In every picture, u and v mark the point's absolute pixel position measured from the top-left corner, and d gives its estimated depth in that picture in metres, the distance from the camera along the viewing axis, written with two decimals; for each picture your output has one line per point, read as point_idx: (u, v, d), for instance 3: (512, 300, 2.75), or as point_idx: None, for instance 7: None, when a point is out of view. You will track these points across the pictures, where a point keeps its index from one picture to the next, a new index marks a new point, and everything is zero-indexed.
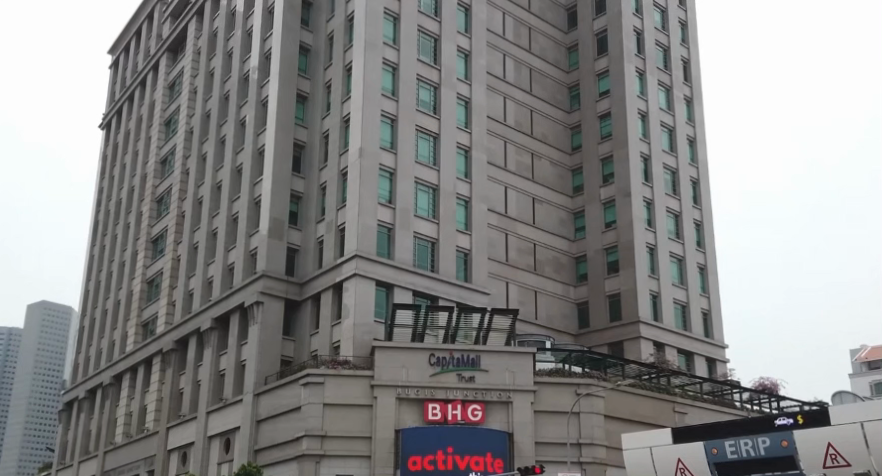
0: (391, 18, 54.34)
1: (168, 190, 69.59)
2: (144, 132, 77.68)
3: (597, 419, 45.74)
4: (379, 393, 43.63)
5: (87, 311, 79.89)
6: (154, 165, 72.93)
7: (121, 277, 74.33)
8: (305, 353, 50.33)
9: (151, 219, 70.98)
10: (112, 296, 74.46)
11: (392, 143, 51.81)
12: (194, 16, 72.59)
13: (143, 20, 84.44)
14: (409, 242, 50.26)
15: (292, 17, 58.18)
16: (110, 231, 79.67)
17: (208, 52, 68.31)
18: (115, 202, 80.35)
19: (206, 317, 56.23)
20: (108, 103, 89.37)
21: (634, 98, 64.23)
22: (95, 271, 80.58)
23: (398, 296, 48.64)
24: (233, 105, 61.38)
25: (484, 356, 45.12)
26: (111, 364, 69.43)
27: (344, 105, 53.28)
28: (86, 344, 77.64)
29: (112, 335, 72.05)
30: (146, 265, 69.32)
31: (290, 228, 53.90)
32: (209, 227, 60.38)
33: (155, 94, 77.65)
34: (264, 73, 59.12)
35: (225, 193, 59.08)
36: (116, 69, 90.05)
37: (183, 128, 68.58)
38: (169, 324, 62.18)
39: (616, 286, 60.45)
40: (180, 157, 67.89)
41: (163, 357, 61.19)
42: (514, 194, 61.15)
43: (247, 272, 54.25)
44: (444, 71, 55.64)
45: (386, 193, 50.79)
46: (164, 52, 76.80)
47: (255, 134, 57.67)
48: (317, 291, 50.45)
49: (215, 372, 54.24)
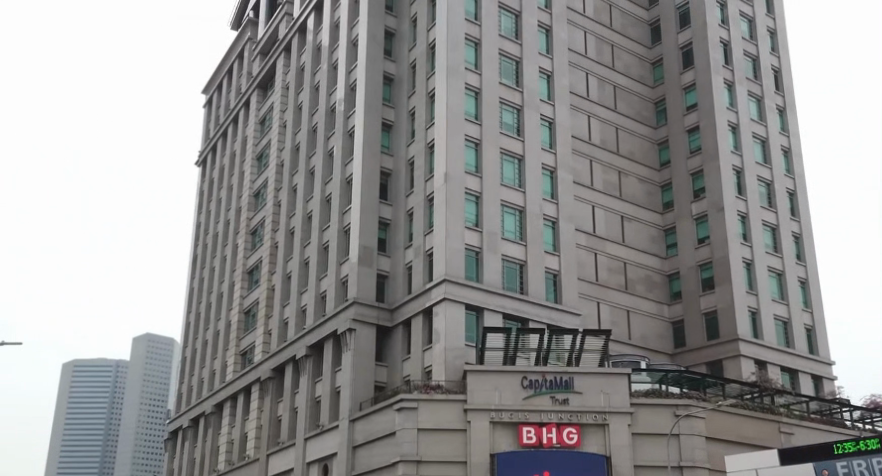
0: (472, 43, 54.84)
1: (262, 222, 71.51)
2: (238, 167, 80.10)
3: (698, 440, 44.53)
4: (473, 418, 43.52)
5: (188, 342, 82.45)
6: (247, 198, 75.14)
7: (219, 308, 76.52)
8: (398, 379, 50.68)
9: (246, 250, 73.01)
10: (212, 327, 76.69)
11: (477, 167, 52.04)
12: (282, 52, 74.78)
13: (234, 59, 87.44)
14: (497, 265, 50.24)
15: (375, 48, 59.32)
16: (208, 263, 82.21)
17: (296, 87, 70.17)
18: (212, 235, 82.96)
19: (301, 345, 57.31)
20: (203, 141, 92.57)
21: (724, 110, 62.90)
22: (195, 303, 83.21)
23: (488, 320, 48.61)
24: (321, 136, 62.81)
25: (577, 377, 44.62)
26: (213, 393, 71.38)
27: (428, 132, 53.90)
28: (188, 374, 80.09)
29: (213, 364, 74.14)
30: (243, 296, 71.22)
31: (379, 255, 54.64)
32: (301, 256, 61.71)
33: (247, 130, 80.09)
34: (350, 104, 60.35)
35: (316, 223, 60.34)
36: (209, 107, 93.37)
37: (275, 161, 70.50)
38: (266, 352, 63.63)
39: (713, 303, 58.98)
40: (272, 189, 69.74)
41: (261, 385, 62.58)
42: (602, 213, 60.55)
43: (339, 300, 55.15)
44: (527, 93, 55.70)
45: (473, 217, 50.98)
46: (255, 89, 79.23)
47: (343, 164, 58.82)
48: (407, 316, 50.84)
49: (312, 399, 55.13)
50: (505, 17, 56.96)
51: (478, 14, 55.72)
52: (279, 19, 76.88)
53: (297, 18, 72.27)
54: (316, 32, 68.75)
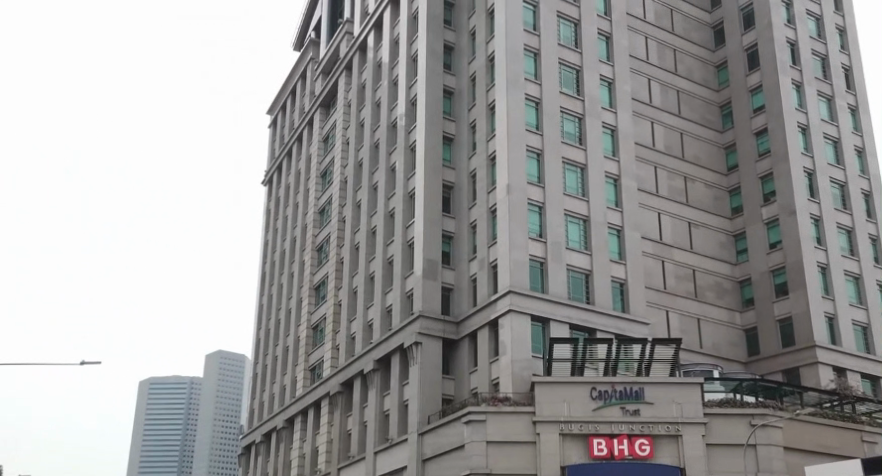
0: (531, 54, 54.73)
1: (327, 238, 72.38)
2: (303, 185, 81.28)
3: (775, 451, 43.33)
4: (542, 430, 43.14)
5: (259, 358, 83.74)
6: (313, 215, 76.18)
7: (288, 324, 77.57)
8: (466, 391, 50.58)
9: (313, 267, 73.96)
10: (282, 343, 77.75)
11: (539, 178, 51.80)
12: (343, 70, 75.79)
13: (297, 79, 88.93)
14: (563, 275, 49.86)
15: (435, 63, 59.67)
16: (276, 280, 83.48)
17: (358, 104, 70.98)
18: (280, 253, 84.27)
19: (369, 359, 57.69)
20: (269, 161, 94.22)
21: (792, 111, 61.44)
22: (265, 319, 84.53)
23: (554, 331, 48.22)
24: (383, 152, 63.35)
25: (647, 388, 43.92)
26: (284, 408, 72.32)
27: (490, 143, 53.92)
28: (260, 390, 81.29)
29: (284, 380, 75.12)
30: (311, 312, 72.10)
31: (443, 268, 54.76)
32: (367, 271, 62.23)
33: (311, 148, 81.26)
34: (411, 119, 60.76)
35: (380, 237, 60.80)
36: (274, 128, 95.06)
37: (338, 178, 71.36)
38: (334, 367, 64.23)
39: (787, 309, 57.47)
40: (337, 205, 70.57)
41: (331, 399, 63.15)
42: (669, 219, 59.65)
43: (405, 313, 55.39)
44: (588, 101, 55.29)
45: (537, 228, 50.73)
46: (318, 108, 80.40)
47: (405, 178, 59.20)
48: (473, 328, 50.77)
49: (380, 412, 55.41)
50: (564, 26, 56.71)
51: (536, 24, 55.61)
52: (339, 38, 77.98)
53: (358, 37, 73.17)
54: (376, 49, 69.51)
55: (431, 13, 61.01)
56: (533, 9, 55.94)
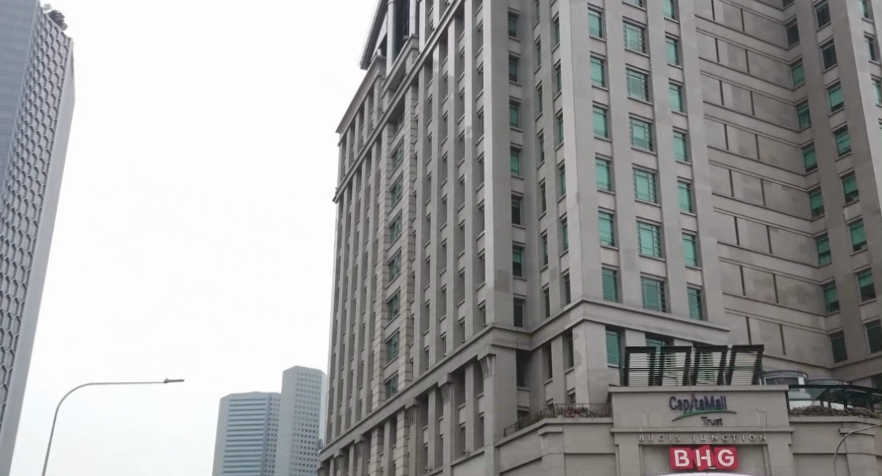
0: (598, 61, 54.12)
1: (398, 253, 72.74)
2: (373, 201, 81.98)
3: (867, 459, 41.65)
4: (621, 441, 42.31)
5: (335, 373, 84.48)
6: (383, 230, 76.69)
7: (362, 338, 78.12)
8: (541, 403, 50.02)
9: (385, 281, 74.43)
10: (356, 357, 78.35)
11: (610, 185, 51.11)
12: (410, 86, 76.28)
13: (365, 97, 89.84)
14: (637, 283, 49.01)
15: (500, 74, 59.54)
16: (349, 296, 84.24)
17: (425, 118, 71.32)
18: (352, 268, 85.08)
19: (443, 372, 57.59)
20: (340, 178, 95.36)
21: (873, 107, 59.32)
22: (339, 335, 85.31)
23: (630, 340, 47.37)
24: (451, 165, 63.42)
25: (729, 396, 42.76)
26: (360, 422, 72.76)
27: (558, 152, 53.49)
28: (336, 404, 82.01)
29: (360, 394, 75.59)
30: (384, 326, 72.46)
31: (515, 279, 54.43)
32: (438, 284, 62.27)
33: (380, 164, 81.93)
34: (478, 131, 60.71)
35: (451, 250, 60.81)
36: (344, 146, 96.15)
37: (408, 193, 71.78)
38: (408, 381, 64.37)
39: (875, 312, 55.24)
40: (407, 220, 70.96)
41: (406, 413, 63.25)
42: (745, 223, 58.19)
43: (478, 325, 55.17)
44: (657, 106, 54.40)
45: (609, 236, 50.03)
46: (386, 124, 81.07)
47: (474, 191, 59.12)
48: (547, 339, 50.23)
49: (456, 425, 55.21)
50: (630, 32, 55.98)
51: (602, 31, 55.02)
52: (405, 54, 78.56)
53: (423, 52, 73.60)
54: (442, 63, 69.74)
55: (495, 25, 60.96)
56: (598, 16, 55.39)
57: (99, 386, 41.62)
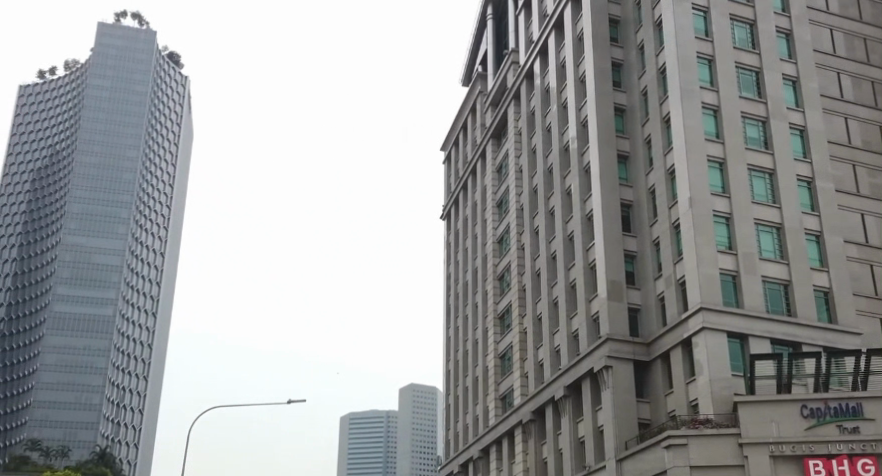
0: (705, 61, 52.62)
1: (508, 267, 72.29)
2: (480, 216, 81.91)
3: None
4: (750, 452, 40.60)
5: (450, 390, 84.51)
6: (492, 245, 76.45)
7: (476, 354, 77.93)
8: (662, 415, 48.56)
9: (496, 296, 74.11)
10: (471, 373, 78.18)
11: (724, 187, 49.47)
12: (512, 100, 76.03)
13: (467, 113, 90.01)
14: (758, 287, 47.18)
15: (604, 81, 58.58)
16: (461, 312, 84.25)
17: (529, 131, 70.90)
18: (463, 284, 85.11)
19: (559, 385, 56.69)
20: (446, 195, 95.79)
21: None
22: (453, 351, 85.39)
23: (754, 346, 45.53)
24: (558, 176, 62.73)
25: (866, 403, 40.76)
26: (478, 438, 72.46)
27: (667, 157, 52.18)
28: (453, 421, 81.97)
29: (476, 410, 75.34)
30: (497, 341, 72.09)
31: (629, 288, 53.24)
32: (550, 296, 61.52)
33: (486, 180, 81.87)
34: (583, 140, 59.86)
35: (561, 262, 60.03)
36: (449, 164, 96.56)
37: (515, 206, 71.44)
38: (525, 395, 63.72)
39: None
40: (515, 234, 70.56)
41: (524, 427, 62.56)
42: (873, 220, 55.32)
43: (592, 337, 54.18)
44: (771, 103, 52.44)
45: (726, 240, 48.38)
46: (489, 139, 81.00)
47: (582, 201, 58.27)
48: (666, 349, 48.80)
49: (575, 439, 54.21)
50: (738, 29, 54.26)
51: (708, 31, 53.52)
52: (506, 69, 78.38)
53: (524, 65, 73.24)
54: (543, 75, 69.26)
55: (596, 32, 60.08)
56: (704, 15, 53.92)
57: (239, 410, 51.31)
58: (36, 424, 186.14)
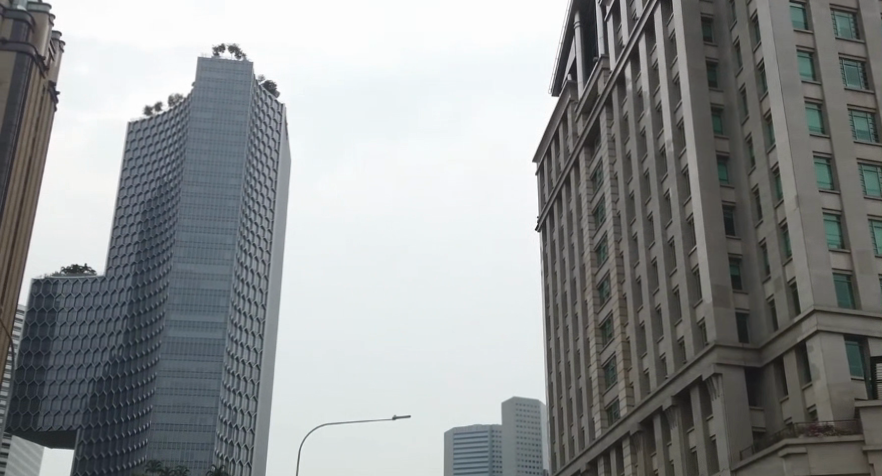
0: (806, 54, 50.74)
1: (607, 275, 71.16)
2: (576, 226, 80.89)
3: None
4: (876, 460, 39.04)
5: (554, 402, 83.48)
6: (589, 254, 75.35)
7: (578, 365, 76.81)
8: (778, 422, 46.68)
9: (596, 305, 72.95)
10: (574, 385, 77.03)
11: (833, 184, 47.46)
12: (604, 106, 74.96)
13: (559, 123, 89.18)
14: (875, 287, 45.06)
15: (700, 81, 57.12)
16: (561, 323, 83.27)
17: (623, 136, 69.74)
18: (561, 295, 84.16)
19: (666, 395, 55.15)
20: (541, 207, 95.07)
21: None
22: (555, 363, 84.46)
23: (874, 349, 43.49)
24: (654, 181, 61.39)
25: None
26: (584, 451, 71.25)
27: (771, 155, 50.47)
28: (558, 433, 80.87)
29: (581, 421, 74.17)
30: (599, 351, 70.95)
31: (735, 293, 51.53)
32: (652, 304, 60.16)
33: (580, 188, 80.81)
34: (680, 143, 58.47)
35: (662, 268, 58.64)
36: (542, 175, 95.90)
37: (612, 214, 70.32)
38: (631, 406, 62.40)
39: None
40: (613, 242, 69.38)
41: (632, 439, 61.11)
42: None
43: (699, 344, 52.57)
44: (879, 93, 50.17)
45: (837, 238, 46.36)
46: (582, 148, 80.05)
47: (681, 205, 56.88)
48: (779, 354, 47.00)
49: (686, 450, 52.66)
50: (839, 19, 52.23)
51: (807, 23, 51.64)
52: (596, 75, 77.37)
53: (615, 70, 72.18)
54: (635, 80, 68.17)
55: (689, 33, 58.71)
56: (802, 7, 52.05)
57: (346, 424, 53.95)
58: (156, 446, 192.00)
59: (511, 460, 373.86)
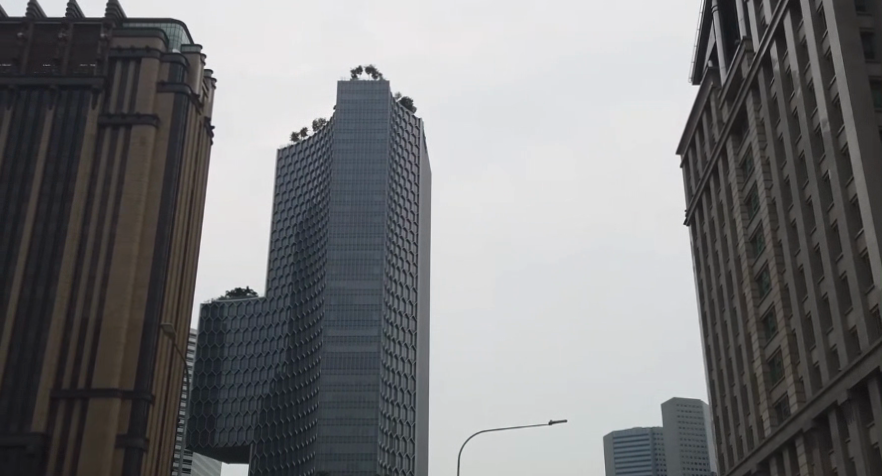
0: None
1: (766, 266, 68.38)
2: (728, 216, 78.21)
3: None
4: None
5: (718, 402, 80.84)
6: (745, 245, 72.61)
7: (741, 362, 74.13)
8: None
9: (755, 299, 70.20)
10: (738, 382, 74.36)
11: None
12: (750, 90, 72.22)
13: (702, 112, 86.52)
14: None
15: (853, 55, 54.15)
16: (719, 319, 80.58)
17: (773, 120, 67.03)
18: (717, 289, 81.51)
19: (841, 389, 52.33)
20: (689, 200, 92.50)
21: None
22: (715, 360, 81.94)
23: None
24: (811, 164, 58.61)
25: None
26: (754, 451, 68.56)
27: None
28: (725, 433, 78.26)
29: (748, 420, 71.45)
30: (763, 346, 68.19)
31: None
32: (818, 294, 57.36)
33: (729, 178, 78.15)
34: (836, 121, 55.61)
35: (826, 255, 55.88)
36: (688, 167, 93.34)
37: (766, 202, 67.64)
38: (802, 402, 59.54)
39: None
40: (770, 230, 66.65)
41: (806, 437, 58.41)
42: None
43: (874, 332, 49.69)
44: None
45: None
46: (728, 135, 77.33)
47: (842, 188, 53.97)
48: None
49: (867, 447, 49.84)
50: None
51: None
52: (739, 59, 74.59)
53: (759, 52, 69.45)
54: (781, 60, 65.42)
55: (838, 4, 55.79)
56: None
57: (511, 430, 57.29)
58: (323, 458, 198.40)
59: (676, 459, 363.68)
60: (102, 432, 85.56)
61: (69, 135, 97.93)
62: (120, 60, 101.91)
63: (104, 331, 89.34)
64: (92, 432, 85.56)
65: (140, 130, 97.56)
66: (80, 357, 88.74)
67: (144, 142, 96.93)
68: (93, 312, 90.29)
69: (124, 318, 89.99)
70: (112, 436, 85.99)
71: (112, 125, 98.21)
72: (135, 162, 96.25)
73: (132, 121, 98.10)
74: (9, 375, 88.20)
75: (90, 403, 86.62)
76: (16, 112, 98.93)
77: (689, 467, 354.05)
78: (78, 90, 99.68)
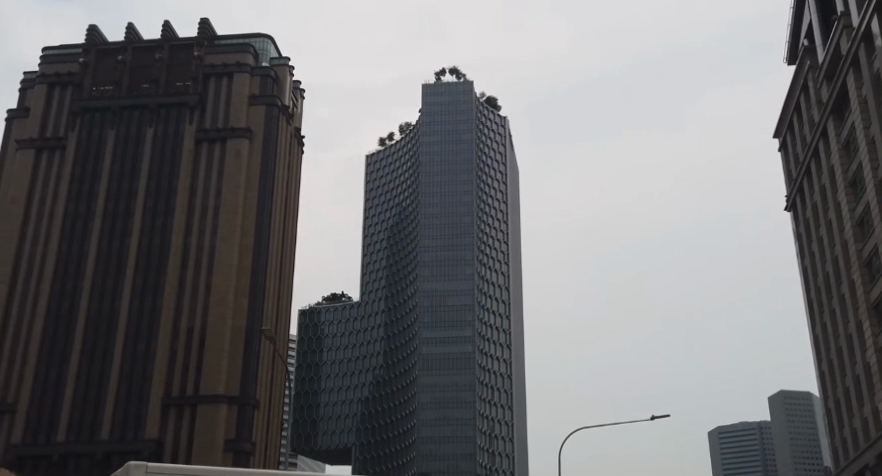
0: None
1: (875, 250, 65.83)
2: (832, 200, 75.58)
3: None
4: None
5: (829, 393, 78.28)
6: (852, 229, 70.04)
7: (853, 351, 71.55)
8: None
9: (865, 285, 67.63)
10: (850, 372, 71.84)
11: None
12: (850, 67, 69.63)
13: (799, 93, 83.97)
14: None
15: None
16: (827, 307, 78.02)
17: (876, 97, 64.51)
18: (824, 276, 78.91)
19: None
20: (788, 184, 89.96)
21: None
22: (824, 350, 79.39)
23: None
24: None
25: None
26: (870, 443, 66.07)
27: None
28: (838, 426, 75.70)
29: (863, 412, 68.90)
30: (875, 334, 65.63)
31: None
32: None
33: (832, 160, 75.62)
34: None
35: None
36: (786, 150, 90.78)
37: (872, 184, 65.09)
38: None
39: None
40: (878, 213, 64.07)
41: None
42: None
43: None
44: None
45: None
46: (829, 116, 74.76)
47: None
48: None
49: None
50: None
51: None
52: (837, 35, 71.96)
53: (858, 28, 66.89)
54: None
55: None
56: None
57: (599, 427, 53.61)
58: (423, 458, 200.07)
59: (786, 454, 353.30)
60: (212, 438, 88.12)
61: (169, 152, 101.45)
62: (213, 77, 104.90)
63: (209, 340, 92.04)
64: (202, 438, 88.30)
65: (234, 144, 100.27)
66: (187, 366, 91.66)
67: (239, 155, 99.56)
68: (198, 323, 93.08)
69: (227, 327, 92.53)
70: (221, 441, 88.35)
71: (208, 140, 101.17)
72: (231, 174, 98.89)
73: (227, 135, 100.85)
74: (122, 385, 91.92)
75: (199, 410, 89.42)
76: (119, 133, 103.10)
77: (801, 461, 343.33)
78: (176, 108, 103.40)
